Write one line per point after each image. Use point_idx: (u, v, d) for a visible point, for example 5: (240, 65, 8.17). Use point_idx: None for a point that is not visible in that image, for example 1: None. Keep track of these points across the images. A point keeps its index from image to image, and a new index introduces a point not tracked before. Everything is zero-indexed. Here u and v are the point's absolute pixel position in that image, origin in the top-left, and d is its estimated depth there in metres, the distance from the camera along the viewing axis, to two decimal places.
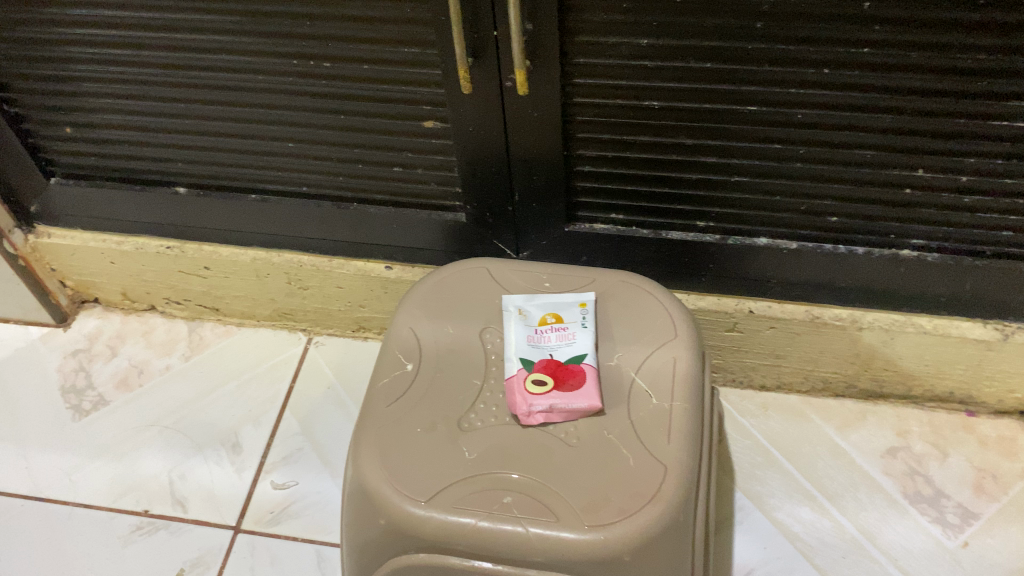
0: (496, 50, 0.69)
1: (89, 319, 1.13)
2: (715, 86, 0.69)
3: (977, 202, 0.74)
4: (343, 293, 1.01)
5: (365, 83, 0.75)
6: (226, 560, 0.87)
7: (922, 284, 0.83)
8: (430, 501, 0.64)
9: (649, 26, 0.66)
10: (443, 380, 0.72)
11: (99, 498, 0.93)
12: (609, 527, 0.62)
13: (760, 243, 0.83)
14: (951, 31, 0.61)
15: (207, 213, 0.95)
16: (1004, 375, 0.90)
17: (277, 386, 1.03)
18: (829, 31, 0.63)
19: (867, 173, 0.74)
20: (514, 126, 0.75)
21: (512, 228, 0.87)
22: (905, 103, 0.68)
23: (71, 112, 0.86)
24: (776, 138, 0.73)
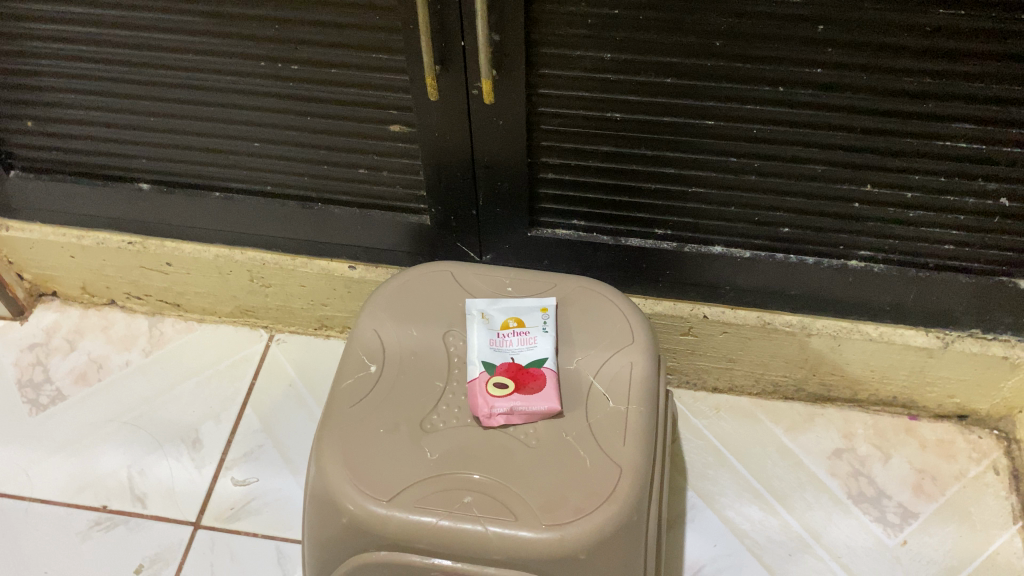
0: (463, 60, 0.70)
1: (46, 312, 1.12)
2: (675, 100, 0.72)
3: (921, 216, 0.77)
4: (306, 292, 1.02)
5: (332, 87, 0.76)
6: (186, 556, 0.87)
7: (869, 294, 0.86)
8: (392, 500, 0.65)
9: (613, 42, 0.68)
10: (406, 382, 0.73)
11: (57, 494, 0.93)
12: (565, 526, 0.64)
13: (716, 251, 0.86)
14: (898, 55, 0.64)
15: (170, 210, 0.95)
16: (944, 381, 0.94)
17: (238, 383, 1.03)
18: (784, 52, 0.66)
19: (818, 187, 0.77)
20: (479, 133, 0.77)
21: (475, 232, 0.89)
22: (854, 122, 0.71)
23: (33, 106, 0.85)
24: (732, 151, 0.75)
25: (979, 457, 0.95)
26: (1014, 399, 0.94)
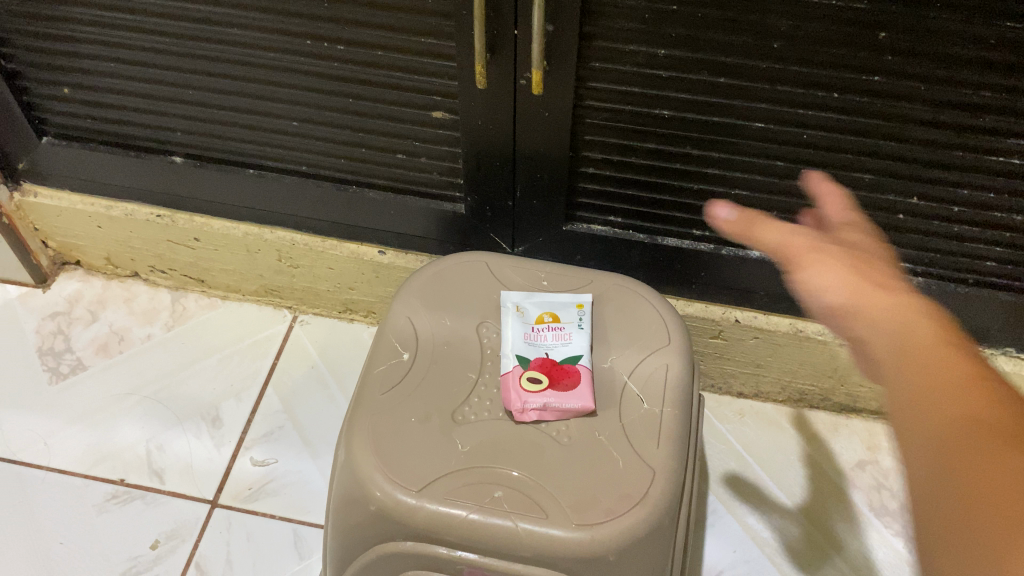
0: (514, 49, 0.69)
1: (69, 281, 1.11)
2: (725, 101, 0.71)
3: (966, 231, 0.76)
4: (333, 275, 1.01)
5: (378, 70, 0.75)
6: (203, 534, 0.87)
7: None
8: (421, 491, 0.65)
9: (669, 38, 0.67)
10: (438, 372, 0.73)
11: (75, 464, 0.92)
12: (596, 526, 0.63)
13: (753, 255, 0.85)
14: (959, 67, 0.63)
15: (202, 185, 0.94)
16: None
17: (260, 362, 1.02)
18: (843, 57, 0.65)
19: (864, 196, 0.76)
20: (523, 123, 0.76)
21: (510, 224, 0.88)
22: (907, 132, 0.69)
23: (71, 73, 0.84)
24: (779, 155, 0.74)
25: None
26: None
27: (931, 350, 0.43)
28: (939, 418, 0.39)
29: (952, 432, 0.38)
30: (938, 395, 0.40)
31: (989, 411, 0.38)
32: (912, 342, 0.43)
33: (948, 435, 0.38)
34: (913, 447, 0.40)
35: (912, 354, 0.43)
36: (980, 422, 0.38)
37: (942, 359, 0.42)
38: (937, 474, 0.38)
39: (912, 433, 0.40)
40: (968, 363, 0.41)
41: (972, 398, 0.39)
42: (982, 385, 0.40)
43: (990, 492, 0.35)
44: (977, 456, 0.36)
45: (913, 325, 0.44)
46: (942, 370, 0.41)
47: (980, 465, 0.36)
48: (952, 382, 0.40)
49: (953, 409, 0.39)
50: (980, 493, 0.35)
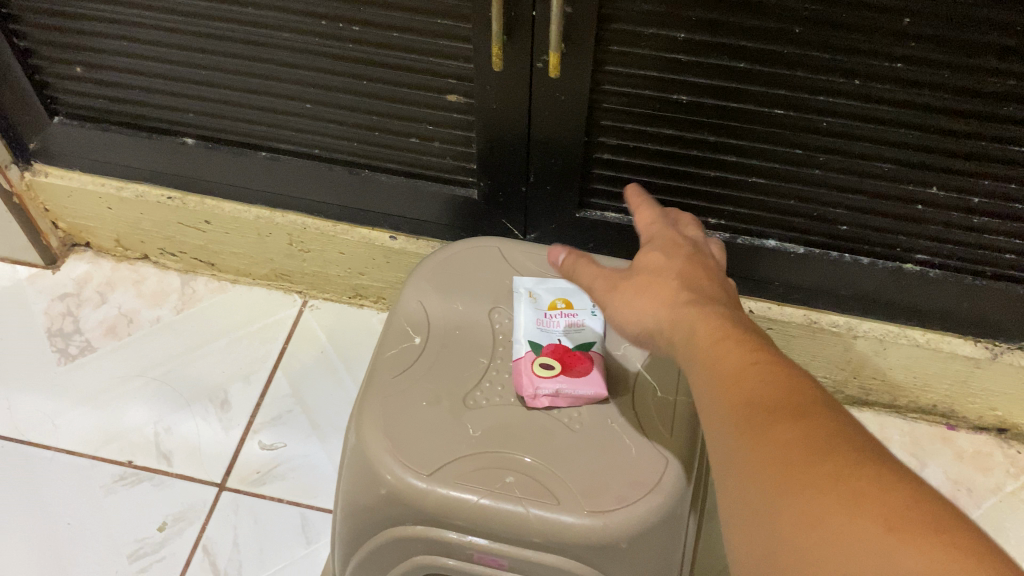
0: (531, 31, 0.68)
1: (79, 263, 1.11)
2: (744, 87, 0.70)
3: (985, 223, 0.76)
4: (344, 259, 1.01)
5: (393, 51, 0.74)
6: (210, 516, 0.87)
7: (921, 298, 0.85)
8: (432, 475, 0.64)
9: (688, 21, 0.66)
10: (449, 356, 0.72)
11: (82, 445, 0.92)
12: (608, 513, 0.62)
13: (768, 245, 0.84)
14: (983, 55, 0.62)
15: (213, 167, 0.93)
16: (987, 393, 0.92)
17: (268, 346, 1.02)
18: (865, 43, 0.64)
19: (882, 186, 0.75)
20: (538, 107, 0.75)
21: (523, 210, 0.87)
22: (928, 121, 0.69)
23: (83, 52, 0.84)
24: (797, 142, 0.73)
25: (1016, 473, 0.94)
26: None
27: (711, 340, 0.47)
28: (715, 403, 0.44)
29: (726, 416, 0.43)
30: (715, 382, 0.45)
31: (750, 388, 0.43)
32: (699, 337, 0.49)
33: (723, 420, 0.43)
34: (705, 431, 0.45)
35: (703, 347, 0.48)
36: (743, 402, 0.42)
37: (720, 345, 0.47)
38: (721, 455, 0.42)
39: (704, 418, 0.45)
40: (744, 346, 0.46)
41: (736, 380, 0.44)
42: (747, 364, 0.44)
43: (747, 465, 0.40)
44: (746, 433, 0.41)
45: (704, 320, 0.49)
46: (719, 359, 0.46)
47: (743, 444, 0.41)
48: (723, 366, 0.45)
49: (722, 395, 0.44)
50: (744, 466, 0.40)
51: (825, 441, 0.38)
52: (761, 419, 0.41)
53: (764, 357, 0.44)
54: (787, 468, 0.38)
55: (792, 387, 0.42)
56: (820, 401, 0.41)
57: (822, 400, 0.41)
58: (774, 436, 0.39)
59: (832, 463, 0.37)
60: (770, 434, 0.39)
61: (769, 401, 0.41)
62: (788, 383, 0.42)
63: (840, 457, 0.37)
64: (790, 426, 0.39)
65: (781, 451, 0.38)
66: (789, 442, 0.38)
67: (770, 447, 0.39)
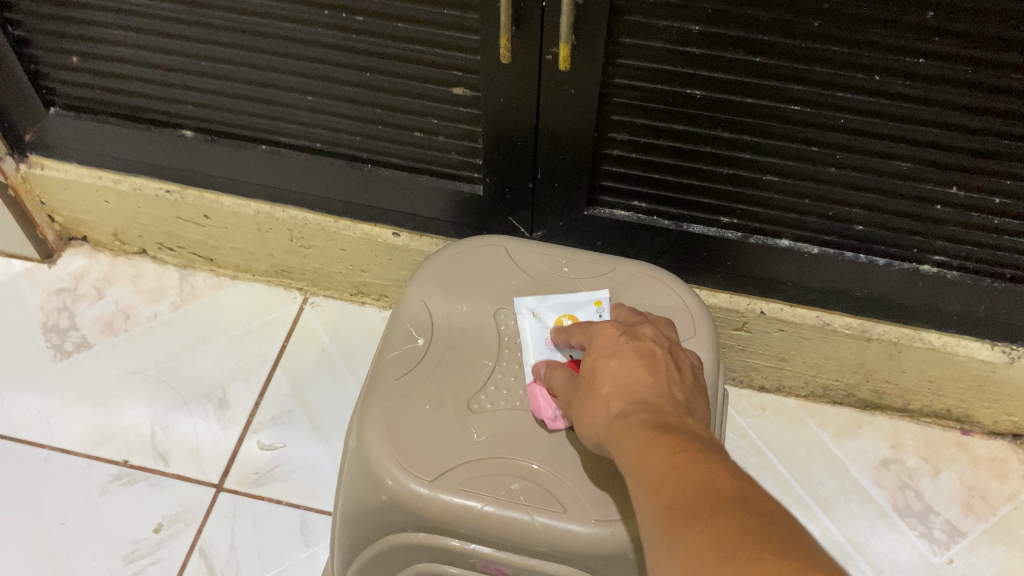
0: (540, 22, 0.66)
1: (76, 257, 1.09)
2: (759, 82, 0.67)
3: (1006, 224, 0.73)
4: (345, 256, 0.98)
5: (397, 42, 0.72)
6: (207, 518, 0.85)
7: (937, 301, 0.82)
8: (435, 481, 0.62)
9: (703, 13, 0.63)
10: (454, 358, 0.70)
11: (77, 444, 0.90)
12: (617, 522, 0.60)
13: (782, 245, 0.82)
14: (1010, 50, 0.60)
15: (212, 160, 0.91)
16: (1004, 397, 0.90)
17: (268, 344, 1.00)
18: (887, 37, 0.61)
19: (900, 185, 0.73)
20: (547, 101, 0.73)
21: (530, 207, 0.85)
22: (951, 119, 0.66)
23: (79, 41, 0.81)
24: (813, 140, 0.71)
25: None
26: None
27: (636, 444, 0.48)
28: (640, 514, 0.45)
29: (649, 529, 0.43)
30: (639, 491, 0.46)
31: (666, 495, 0.43)
32: (626, 443, 0.49)
33: (647, 531, 0.44)
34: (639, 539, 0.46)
35: (630, 453, 0.48)
36: (660, 512, 0.43)
37: (642, 448, 0.47)
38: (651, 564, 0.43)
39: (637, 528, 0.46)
40: (664, 444, 0.46)
41: (656, 488, 0.44)
42: (666, 465, 0.45)
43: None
44: (665, 543, 0.42)
45: (631, 424, 0.50)
46: (641, 465, 0.46)
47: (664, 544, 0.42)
48: (645, 472, 0.46)
49: (645, 506, 0.45)
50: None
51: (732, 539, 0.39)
52: (675, 530, 0.41)
53: (681, 454, 0.45)
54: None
55: (702, 486, 0.42)
56: (729, 495, 0.41)
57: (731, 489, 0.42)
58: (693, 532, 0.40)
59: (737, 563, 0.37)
60: (684, 542, 0.40)
61: (683, 506, 0.42)
62: (701, 480, 0.43)
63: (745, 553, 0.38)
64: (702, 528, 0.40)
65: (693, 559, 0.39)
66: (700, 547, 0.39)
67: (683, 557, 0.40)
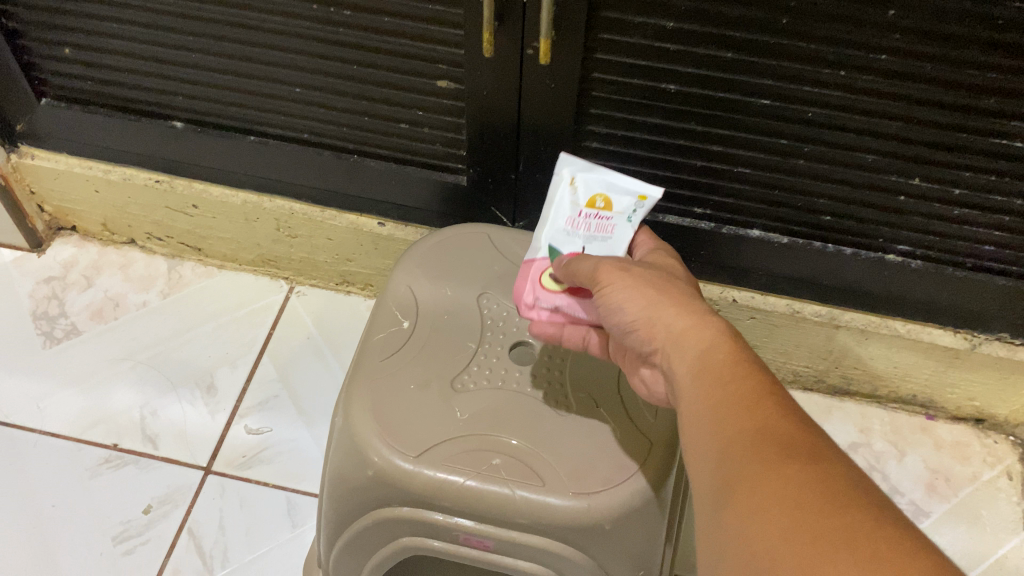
0: (522, 17, 0.69)
1: (65, 246, 1.10)
2: (731, 76, 0.70)
3: (965, 215, 0.77)
4: (332, 245, 1.01)
5: (384, 36, 0.75)
6: (196, 500, 0.87)
7: (902, 289, 0.86)
8: (419, 457, 0.65)
9: (677, 10, 0.66)
10: (438, 340, 0.73)
11: (67, 428, 0.92)
12: (593, 495, 0.63)
13: (753, 234, 0.85)
14: (966, 47, 0.63)
15: (202, 151, 0.93)
16: (966, 383, 0.94)
17: (255, 331, 1.02)
18: (851, 34, 0.65)
19: (865, 177, 0.76)
20: (528, 94, 0.76)
21: (511, 197, 0.88)
22: (912, 113, 0.70)
23: (72, 33, 0.83)
24: (783, 133, 0.74)
25: (993, 462, 0.95)
26: None
27: (710, 374, 0.50)
28: (709, 437, 0.46)
29: (724, 451, 0.45)
30: (713, 415, 0.47)
31: (750, 422, 0.45)
32: (695, 373, 0.51)
33: (720, 453, 0.45)
34: (694, 465, 0.47)
35: (701, 378, 0.50)
36: (741, 437, 0.44)
37: (720, 378, 0.49)
38: (715, 487, 0.44)
39: (695, 456, 0.47)
40: (745, 377, 0.48)
41: (736, 415, 0.46)
42: (752, 397, 0.46)
43: (743, 498, 0.42)
44: (744, 469, 0.43)
45: (699, 351, 0.52)
46: (719, 394, 0.48)
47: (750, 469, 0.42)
48: (724, 400, 0.47)
49: (720, 430, 0.46)
50: (737, 500, 0.42)
51: (822, 484, 0.40)
52: (760, 457, 0.42)
53: (766, 391, 0.47)
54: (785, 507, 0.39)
55: (794, 428, 0.44)
56: (821, 444, 0.43)
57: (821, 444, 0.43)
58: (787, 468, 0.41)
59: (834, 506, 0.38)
60: (770, 471, 0.41)
61: (773, 438, 0.43)
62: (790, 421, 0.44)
63: (834, 505, 0.38)
64: (794, 466, 0.41)
65: (780, 491, 0.40)
66: (790, 483, 0.40)
67: (770, 486, 0.41)
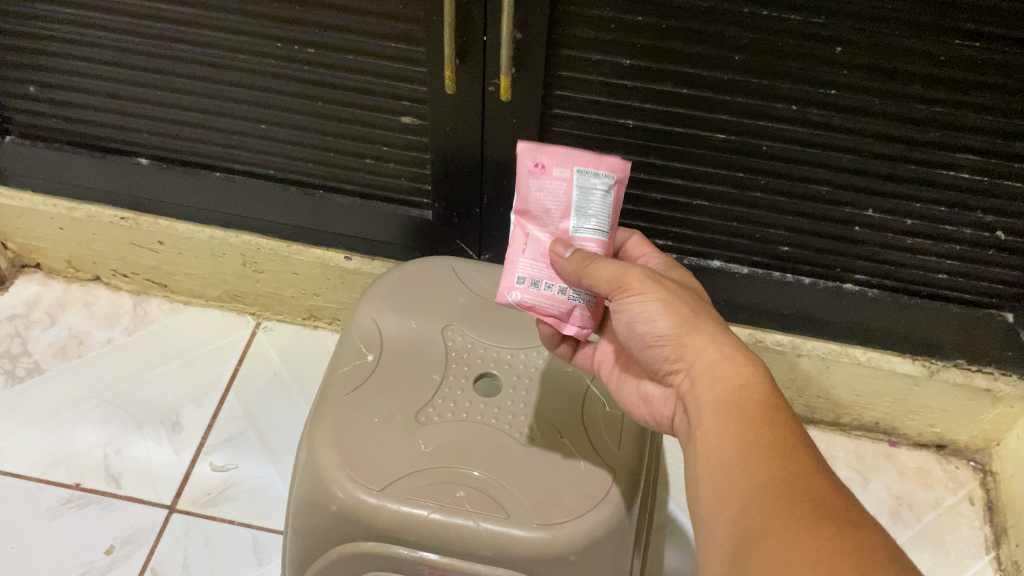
0: (483, 55, 0.70)
1: (28, 283, 1.10)
2: (688, 111, 0.72)
3: (918, 244, 0.79)
4: (298, 280, 1.01)
5: (347, 73, 0.76)
6: (159, 539, 0.86)
7: (860, 317, 0.88)
8: (383, 490, 0.65)
9: (634, 48, 0.68)
10: (403, 372, 0.73)
11: (29, 468, 0.90)
12: (557, 526, 0.63)
13: (714, 265, 0.87)
14: (911, 82, 0.66)
15: (167, 187, 0.93)
16: (926, 410, 0.95)
17: (221, 368, 1.02)
18: (801, 70, 0.67)
19: (820, 208, 0.78)
20: (490, 130, 0.77)
21: (477, 231, 0.89)
22: (862, 145, 0.72)
23: (37, 71, 0.84)
24: (740, 166, 0.76)
25: (955, 487, 0.97)
26: (992, 432, 0.96)
27: (741, 413, 0.51)
28: (735, 482, 0.47)
29: (751, 498, 0.46)
30: (743, 460, 0.48)
31: (782, 475, 0.46)
32: (724, 409, 0.52)
33: (749, 495, 0.46)
34: (714, 505, 0.48)
35: (729, 413, 0.52)
36: (771, 484, 0.46)
37: (752, 423, 0.50)
38: (739, 537, 0.45)
39: (714, 497, 0.49)
40: (779, 425, 0.49)
41: (767, 465, 0.47)
42: (784, 447, 0.48)
43: (770, 550, 0.42)
44: (774, 523, 0.43)
45: (734, 387, 0.53)
46: (750, 438, 0.49)
47: (778, 523, 0.43)
48: (755, 447, 0.48)
49: (749, 476, 0.47)
50: (764, 553, 0.42)
51: (853, 548, 0.40)
52: (791, 514, 0.43)
53: (799, 446, 0.48)
54: (814, 565, 0.40)
55: (825, 486, 0.45)
56: (849, 508, 0.43)
57: (854, 511, 0.43)
58: (822, 533, 0.41)
59: (868, 573, 0.38)
60: (800, 527, 0.42)
61: (804, 495, 0.44)
62: (822, 480, 0.45)
63: None
64: (826, 526, 0.42)
65: (810, 549, 0.41)
66: (823, 548, 0.40)
67: (798, 541, 0.41)
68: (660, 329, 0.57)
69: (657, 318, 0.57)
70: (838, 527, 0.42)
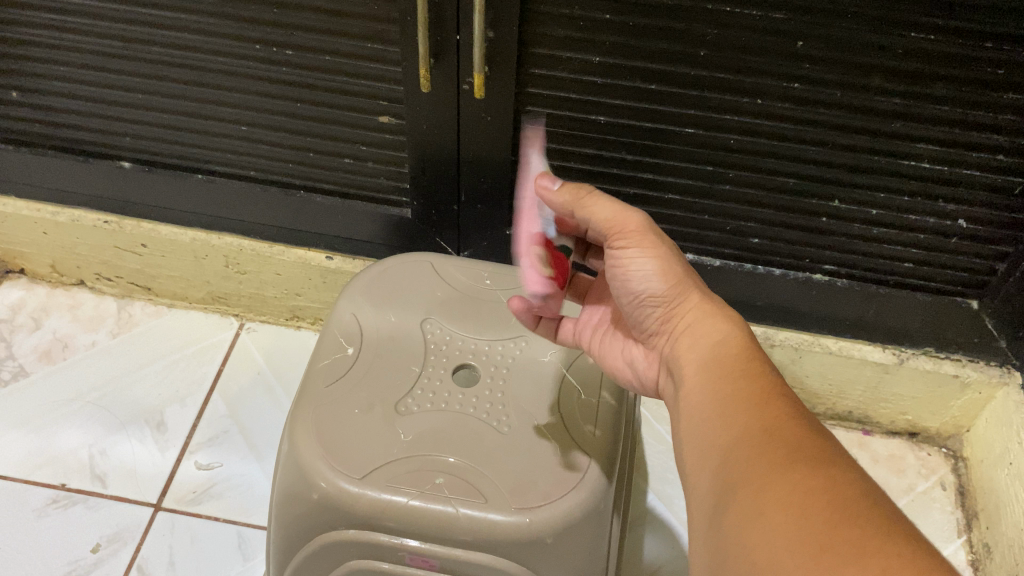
0: (457, 54, 0.72)
1: (13, 289, 1.11)
2: (657, 106, 0.74)
3: (883, 234, 0.81)
4: (280, 280, 1.02)
5: (325, 74, 0.78)
6: (145, 537, 0.87)
7: (831, 306, 0.90)
8: (364, 478, 0.66)
9: (603, 45, 0.70)
10: (382, 364, 0.75)
11: (14, 470, 0.91)
12: (533, 510, 0.65)
13: (687, 258, 0.89)
14: (871, 75, 0.68)
15: (150, 190, 0.95)
16: (897, 398, 0.98)
17: (206, 368, 1.03)
18: (764, 64, 0.69)
19: (788, 200, 0.80)
20: (465, 128, 0.79)
21: (455, 228, 0.91)
22: (826, 138, 0.74)
23: (19, 76, 0.85)
24: (709, 160, 0.78)
25: (928, 473, 0.99)
26: (962, 418, 0.98)
27: (724, 370, 0.52)
28: (717, 438, 0.48)
29: (731, 449, 0.46)
30: (724, 414, 0.49)
31: (760, 425, 0.46)
32: (708, 365, 0.54)
33: (728, 446, 0.47)
34: (697, 461, 0.49)
35: (714, 372, 0.53)
36: (750, 433, 0.46)
37: (733, 377, 0.51)
38: (719, 487, 0.45)
39: (698, 455, 0.49)
40: (758, 377, 0.50)
41: (746, 416, 0.47)
42: (762, 396, 0.48)
43: (747, 494, 0.42)
44: (752, 469, 0.43)
45: (719, 343, 0.55)
46: (731, 393, 0.50)
47: (756, 470, 0.43)
48: (736, 402, 0.49)
49: (729, 428, 0.48)
50: (742, 496, 0.42)
51: (827, 485, 0.40)
52: (767, 458, 0.43)
53: (777, 395, 0.48)
54: (789, 503, 0.40)
55: (800, 429, 0.45)
56: (825, 445, 0.43)
57: (830, 449, 0.43)
58: (796, 472, 0.41)
59: (840, 505, 0.38)
60: (776, 471, 0.42)
61: (780, 438, 0.44)
62: (799, 424, 0.46)
63: (842, 515, 0.38)
64: (800, 467, 0.42)
65: (786, 491, 0.41)
66: (797, 485, 0.40)
67: (774, 485, 0.41)
68: (653, 286, 0.59)
69: (652, 277, 0.59)
70: (812, 467, 0.41)
